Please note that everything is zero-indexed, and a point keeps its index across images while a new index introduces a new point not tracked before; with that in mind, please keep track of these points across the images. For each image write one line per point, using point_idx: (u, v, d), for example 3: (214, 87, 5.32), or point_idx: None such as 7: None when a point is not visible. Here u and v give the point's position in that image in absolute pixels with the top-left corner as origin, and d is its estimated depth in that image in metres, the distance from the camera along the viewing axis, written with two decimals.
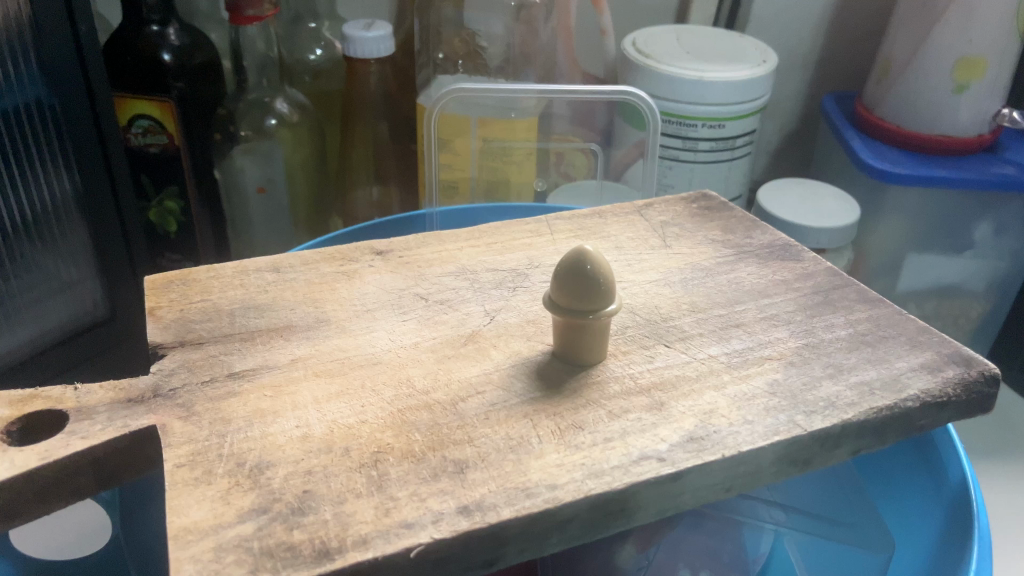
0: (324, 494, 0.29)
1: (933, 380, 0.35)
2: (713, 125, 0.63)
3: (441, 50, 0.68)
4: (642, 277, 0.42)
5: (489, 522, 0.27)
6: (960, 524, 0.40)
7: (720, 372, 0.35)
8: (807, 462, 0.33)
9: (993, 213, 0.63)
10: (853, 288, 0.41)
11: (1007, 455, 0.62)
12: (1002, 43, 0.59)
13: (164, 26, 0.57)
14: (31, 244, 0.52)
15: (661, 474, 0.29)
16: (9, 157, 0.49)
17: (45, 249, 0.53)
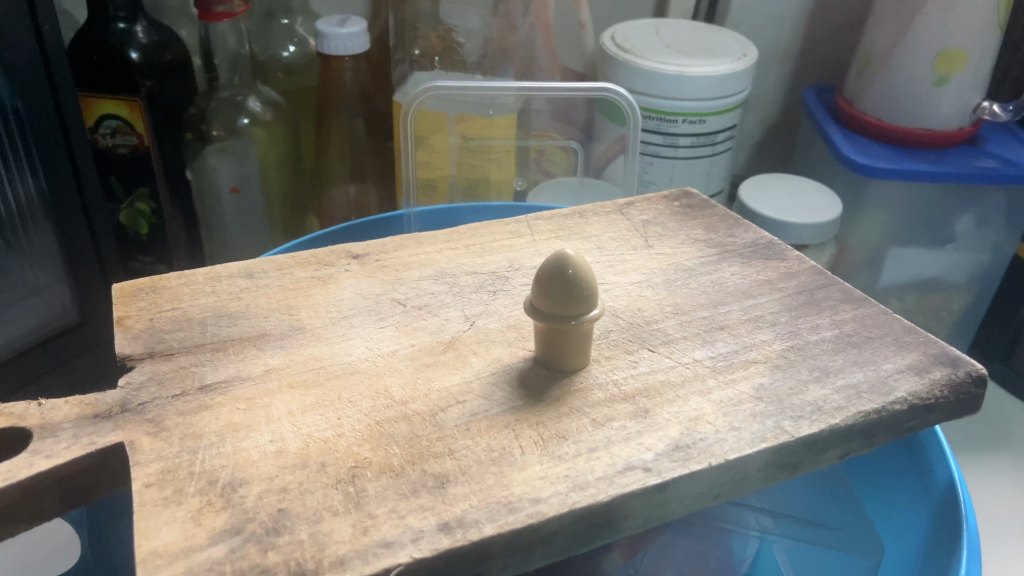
0: (300, 513, 0.28)
1: (920, 382, 0.34)
2: (694, 120, 0.63)
3: (417, 45, 0.66)
4: (625, 278, 0.42)
5: (471, 539, 0.27)
6: (948, 525, 0.39)
7: (705, 376, 0.34)
8: (795, 468, 0.32)
9: (975, 206, 0.62)
10: (838, 287, 0.41)
11: (991, 449, 0.62)
12: (982, 35, 0.59)
13: (131, 22, 0.55)
14: None
15: (647, 485, 0.29)
16: None
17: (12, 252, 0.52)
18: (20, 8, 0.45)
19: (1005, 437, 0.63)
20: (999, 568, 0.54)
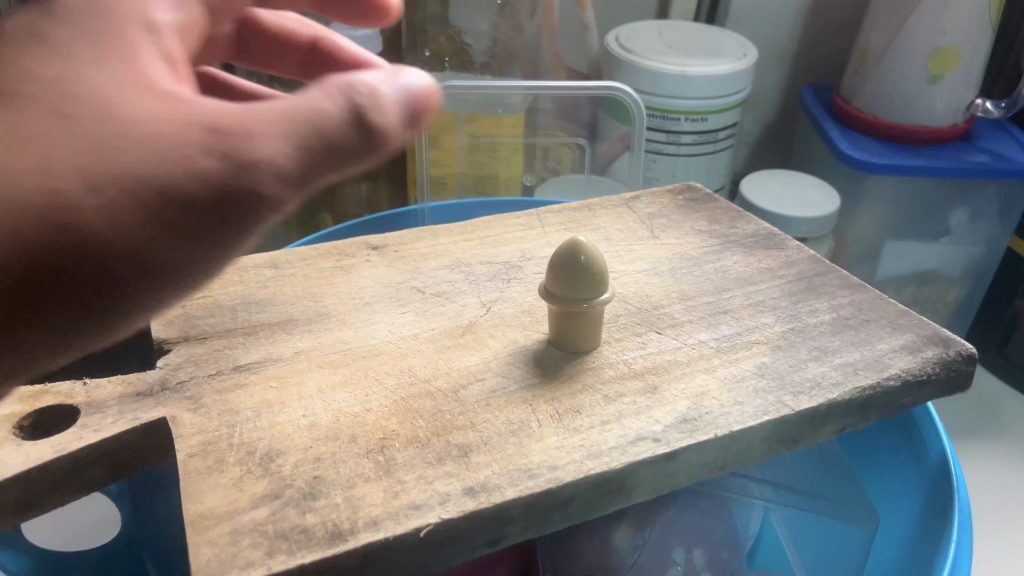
0: (334, 479, 0.30)
1: (913, 360, 0.36)
2: (696, 119, 0.65)
3: (427, 47, 0.68)
4: (632, 267, 0.44)
5: (494, 502, 0.29)
6: (941, 497, 0.41)
7: (710, 356, 0.36)
8: (796, 441, 0.34)
9: (968, 200, 0.64)
10: (835, 275, 0.43)
11: (986, 436, 0.64)
12: (975, 34, 0.61)
13: None
14: None
15: (657, 453, 0.31)
16: None
17: None
18: None
19: (998, 423, 0.65)
20: (994, 548, 0.55)
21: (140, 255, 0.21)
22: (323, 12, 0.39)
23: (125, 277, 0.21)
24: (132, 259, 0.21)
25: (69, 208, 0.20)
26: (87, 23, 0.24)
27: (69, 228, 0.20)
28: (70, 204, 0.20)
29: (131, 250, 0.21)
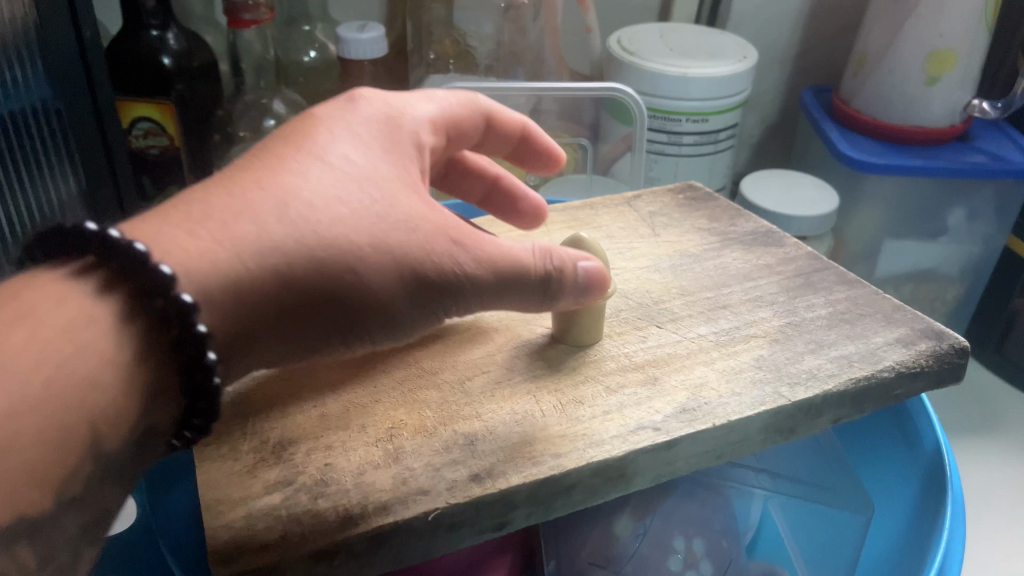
0: (345, 467, 0.31)
1: (907, 352, 0.37)
2: (697, 119, 0.66)
3: (432, 49, 0.69)
4: (633, 264, 0.45)
5: (500, 488, 0.30)
6: (935, 488, 0.42)
7: (709, 349, 0.37)
8: (792, 431, 0.35)
9: (965, 200, 0.65)
10: (832, 271, 0.44)
11: (986, 430, 0.64)
12: (971, 36, 0.61)
13: (163, 30, 0.58)
14: None
15: (656, 442, 0.32)
16: (16, 163, 0.48)
17: None
18: (64, 13, 0.47)
19: (996, 417, 0.65)
20: (993, 539, 0.56)
21: (392, 314, 0.31)
22: (521, 163, 0.46)
23: (378, 322, 0.31)
24: (381, 306, 0.30)
25: (371, 273, 0.30)
26: (372, 125, 0.34)
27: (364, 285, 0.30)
28: (371, 263, 0.29)
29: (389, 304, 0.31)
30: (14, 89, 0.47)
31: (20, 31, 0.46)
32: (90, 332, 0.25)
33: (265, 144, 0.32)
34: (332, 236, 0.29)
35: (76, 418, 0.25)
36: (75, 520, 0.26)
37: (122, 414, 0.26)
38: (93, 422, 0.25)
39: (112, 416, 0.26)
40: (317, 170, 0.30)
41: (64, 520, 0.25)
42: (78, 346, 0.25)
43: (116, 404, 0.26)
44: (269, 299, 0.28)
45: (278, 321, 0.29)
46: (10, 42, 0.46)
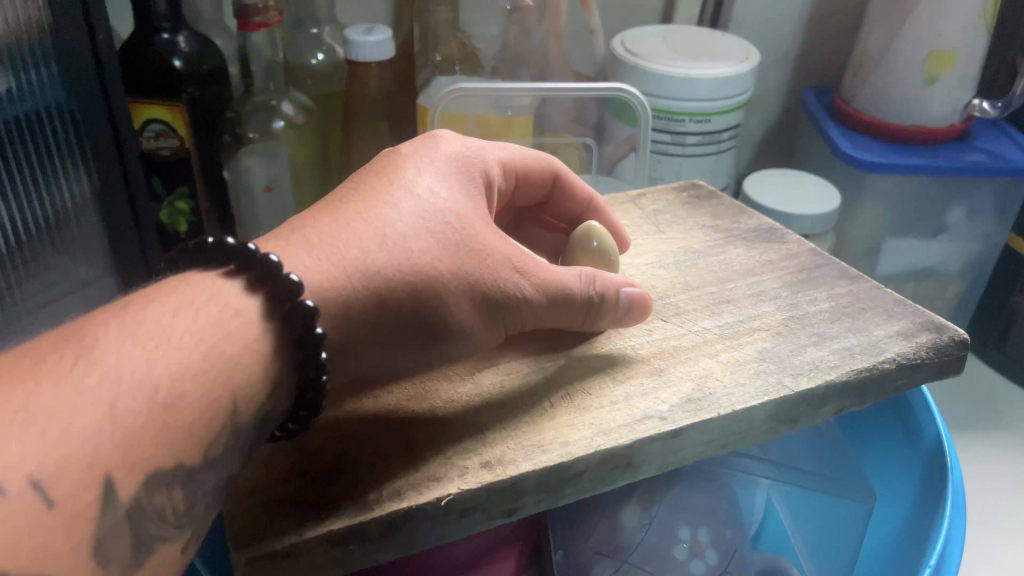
0: (359, 455, 0.31)
1: (908, 345, 0.38)
2: (700, 120, 0.67)
3: (439, 52, 0.70)
4: (638, 259, 0.46)
5: (510, 475, 0.30)
6: (936, 477, 0.43)
7: (714, 342, 0.38)
8: (796, 421, 0.36)
9: (965, 198, 0.66)
10: (834, 267, 0.44)
11: (989, 424, 0.65)
12: (970, 37, 0.62)
13: (174, 33, 0.58)
14: (49, 246, 0.52)
15: (663, 430, 0.33)
16: (24, 162, 0.49)
17: (60, 249, 0.52)
18: (76, 14, 0.46)
19: (997, 414, 0.66)
20: (998, 530, 0.56)
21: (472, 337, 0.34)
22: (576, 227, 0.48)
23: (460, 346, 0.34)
24: (463, 322, 0.33)
25: (457, 295, 0.32)
26: (450, 163, 0.37)
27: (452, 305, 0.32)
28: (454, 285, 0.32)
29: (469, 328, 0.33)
30: (26, 91, 0.47)
31: (36, 32, 0.47)
32: (234, 325, 0.28)
33: (355, 182, 0.35)
34: (425, 260, 0.32)
35: (224, 390, 0.27)
36: (215, 482, 0.27)
37: (257, 396, 0.28)
38: (236, 397, 0.27)
39: (250, 396, 0.28)
40: (411, 206, 0.33)
41: (210, 474, 0.27)
42: (222, 335, 0.27)
43: (252, 387, 0.28)
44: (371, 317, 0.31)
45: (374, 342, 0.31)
46: (19, 44, 0.46)
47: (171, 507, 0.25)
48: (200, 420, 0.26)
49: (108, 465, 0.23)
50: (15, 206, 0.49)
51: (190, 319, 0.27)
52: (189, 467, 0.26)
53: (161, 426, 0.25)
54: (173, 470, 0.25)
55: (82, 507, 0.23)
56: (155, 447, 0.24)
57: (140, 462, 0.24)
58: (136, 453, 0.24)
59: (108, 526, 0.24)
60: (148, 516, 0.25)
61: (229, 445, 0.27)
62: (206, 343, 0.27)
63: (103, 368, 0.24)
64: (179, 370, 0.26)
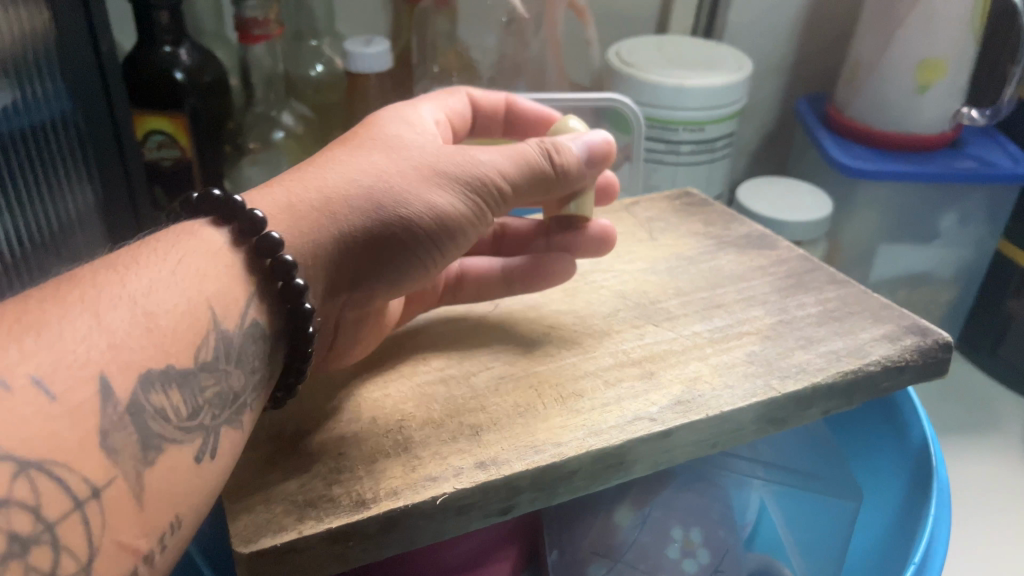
0: (356, 455, 0.32)
1: (893, 347, 0.39)
2: (693, 129, 0.68)
3: (437, 62, 0.69)
4: (632, 266, 0.47)
5: (503, 474, 0.31)
6: (922, 478, 0.44)
7: (703, 346, 0.39)
8: (784, 421, 0.37)
9: (959, 204, 0.67)
10: (823, 272, 0.46)
11: (984, 427, 0.66)
12: (960, 45, 0.63)
13: (177, 45, 0.59)
14: (57, 256, 0.51)
15: (653, 431, 0.33)
16: (32, 173, 0.48)
17: (67, 259, 0.52)
18: (81, 23, 0.48)
19: (990, 419, 0.66)
20: (992, 530, 0.57)
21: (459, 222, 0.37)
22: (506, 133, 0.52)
23: (448, 235, 0.37)
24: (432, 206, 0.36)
25: (427, 189, 0.36)
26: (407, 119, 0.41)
27: (426, 201, 0.35)
28: (412, 182, 0.35)
29: (452, 218, 0.36)
30: (35, 100, 0.48)
31: (37, 39, 0.47)
32: (209, 252, 0.31)
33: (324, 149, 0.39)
34: (389, 173, 0.35)
35: (197, 309, 0.29)
36: (209, 388, 0.30)
37: (236, 305, 0.31)
38: (211, 301, 0.30)
39: (227, 304, 0.31)
40: (371, 141, 0.37)
41: (202, 380, 0.29)
42: (196, 259, 0.31)
43: (227, 295, 0.31)
44: (355, 233, 0.34)
45: (364, 258, 0.35)
46: (26, 53, 0.46)
47: (171, 406, 0.28)
48: (183, 323, 0.29)
49: (102, 364, 0.26)
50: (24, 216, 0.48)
51: (164, 248, 0.30)
52: (181, 369, 0.28)
53: (144, 326, 0.27)
54: (165, 369, 0.28)
55: (84, 403, 0.25)
56: (144, 346, 0.27)
57: (133, 364, 0.27)
58: (128, 351, 0.26)
59: (111, 421, 0.26)
60: (148, 414, 0.27)
61: (217, 351, 0.30)
62: (180, 265, 0.30)
63: (91, 285, 0.27)
64: (156, 282, 0.29)
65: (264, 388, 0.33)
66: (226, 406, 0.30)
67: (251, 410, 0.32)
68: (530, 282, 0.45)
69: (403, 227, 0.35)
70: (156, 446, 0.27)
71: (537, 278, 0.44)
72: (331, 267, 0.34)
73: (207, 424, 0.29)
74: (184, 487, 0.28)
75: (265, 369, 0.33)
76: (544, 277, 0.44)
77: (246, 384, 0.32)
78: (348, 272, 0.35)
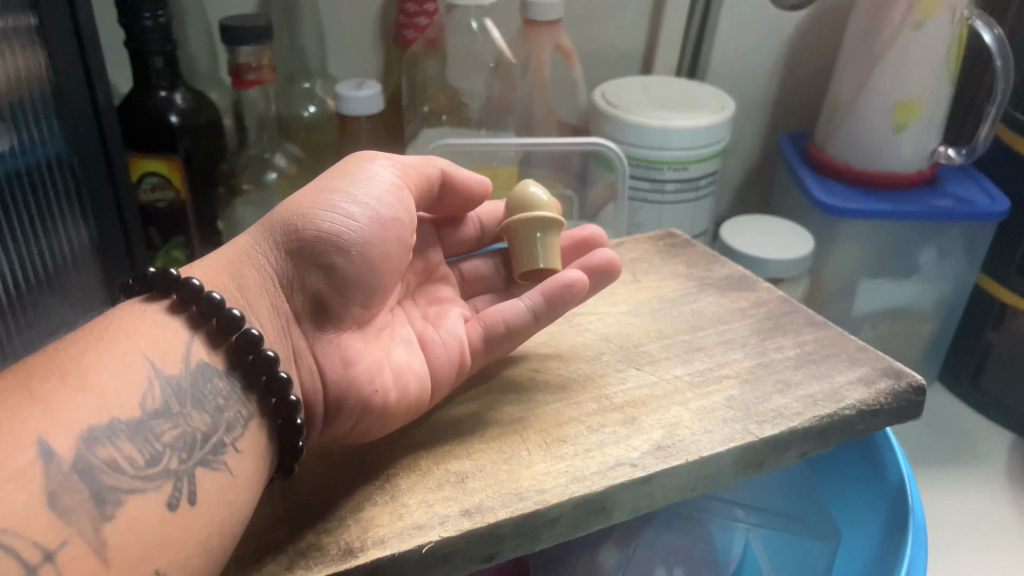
0: (347, 505, 0.35)
1: (868, 391, 0.40)
2: (678, 168, 0.69)
3: (427, 104, 0.72)
4: (615, 308, 0.49)
5: (488, 522, 0.34)
6: (900, 516, 0.45)
7: (684, 390, 0.41)
8: (761, 464, 0.39)
9: (935, 241, 0.68)
10: (801, 314, 0.48)
11: (967, 458, 0.67)
12: (934, 87, 0.65)
13: (171, 90, 0.60)
14: (52, 296, 0.51)
15: (634, 477, 0.36)
16: (28, 212, 0.48)
17: (60, 298, 0.52)
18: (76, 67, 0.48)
19: (971, 450, 0.67)
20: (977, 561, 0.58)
21: (367, 201, 0.39)
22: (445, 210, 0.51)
23: (361, 213, 0.39)
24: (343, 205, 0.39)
25: (321, 187, 0.39)
26: None
27: (320, 194, 0.39)
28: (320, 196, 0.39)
29: (359, 202, 0.39)
30: (32, 143, 0.48)
31: (32, 83, 0.47)
32: (147, 317, 0.34)
33: None
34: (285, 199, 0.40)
35: (132, 365, 0.32)
36: (168, 433, 0.31)
37: (176, 355, 0.33)
38: (144, 352, 0.32)
39: (166, 354, 0.33)
40: None
41: (156, 427, 0.31)
42: (133, 326, 0.33)
43: (164, 347, 0.33)
44: (263, 246, 0.38)
45: (291, 267, 0.38)
46: (23, 97, 0.46)
47: (123, 457, 0.29)
48: (123, 381, 0.31)
49: (40, 429, 0.28)
50: (18, 257, 0.48)
51: (94, 327, 0.33)
52: (128, 421, 0.30)
53: (78, 388, 0.30)
54: (109, 424, 0.30)
55: (28, 466, 0.27)
56: (84, 406, 0.29)
57: (75, 422, 0.29)
58: (67, 412, 0.29)
59: (58, 482, 0.27)
60: (100, 467, 0.28)
61: (165, 398, 0.32)
62: (116, 335, 0.32)
63: (29, 365, 0.30)
64: (84, 353, 0.31)
65: (243, 426, 0.34)
66: (193, 449, 0.32)
67: (230, 450, 0.33)
68: (560, 307, 0.43)
69: (303, 218, 0.38)
70: (113, 500, 0.28)
71: (565, 301, 0.43)
72: (260, 284, 0.37)
73: (173, 468, 0.31)
74: (154, 537, 0.29)
75: (237, 407, 0.35)
76: (572, 296, 0.42)
77: (215, 423, 0.33)
78: (290, 290, 0.38)
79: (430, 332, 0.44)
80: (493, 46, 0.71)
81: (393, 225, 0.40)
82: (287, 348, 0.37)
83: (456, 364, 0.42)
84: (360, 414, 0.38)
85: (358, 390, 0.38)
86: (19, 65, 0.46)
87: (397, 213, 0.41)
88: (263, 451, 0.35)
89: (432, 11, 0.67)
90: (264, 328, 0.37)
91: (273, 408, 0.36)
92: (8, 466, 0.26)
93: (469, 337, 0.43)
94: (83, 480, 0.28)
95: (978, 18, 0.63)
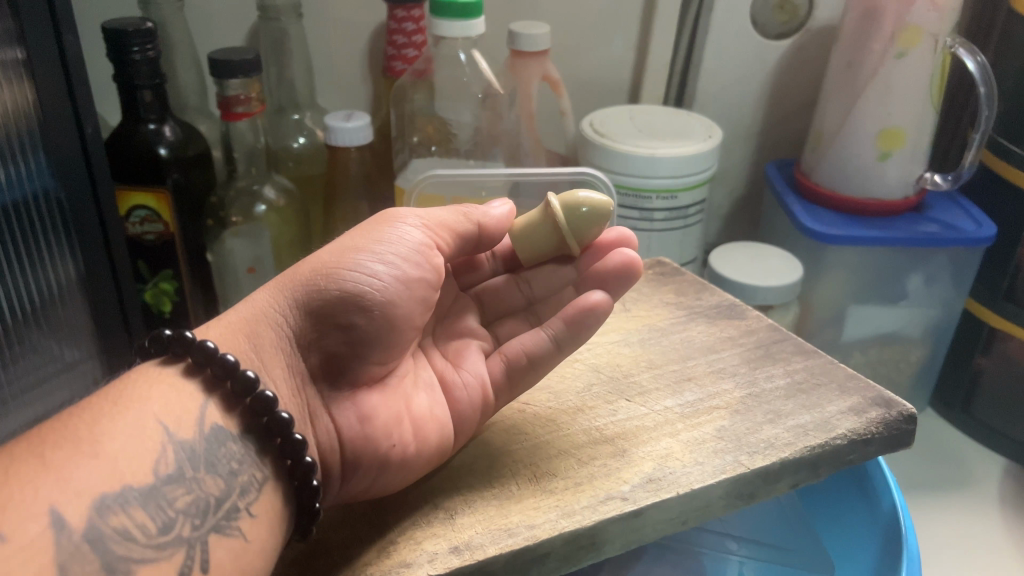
0: (334, 543, 0.36)
1: (858, 421, 0.40)
2: (667, 196, 0.69)
3: (416, 134, 0.71)
4: (604, 338, 0.49)
5: (475, 559, 0.33)
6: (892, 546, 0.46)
7: (674, 421, 0.41)
8: (753, 495, 0.38)
9: (922, 267, 0.69)
10: (790, 342, 0.48)
11: (961, 483, 0.67)
12: (919, 116, 0.66)
13: (160, 123, 0.60)
14: (35, 329, 0.50)
15: (624, 511, 0.35)
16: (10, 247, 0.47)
17: (45, 332, 0.51)
18: (66, 112, 0.48)
19: (964, 477, 0.67)
20: None
21: (395, 263, 0.38)
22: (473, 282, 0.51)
23: (387, 274, 0.38)
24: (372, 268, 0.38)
25: (348, 244, 0.38)
26: None
27: (346, 252, 0.38)
28: (350, 261, 0.37)
29: (388, 264, 0.38)
30: (17, 177, 0.47)
31: (20, 118, 0.46)
32: (160, 380, 0.35)
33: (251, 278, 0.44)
34: (310, 254, 0.39)
35: (144, 428, 0.32)
36: (180, 499, 0.32)
37: (190, 419, 0.34)
38: (159, 416, 0.33)
39: (181, 420, 0.34)
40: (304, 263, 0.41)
41: (169, 493, 0.32)
42: (147, 388, 0.34)
43: (178, 412, 0.34)
44: (279, 304, 0.37)
45: (308, 327, 0.37)
46: (8, 141, 0.46)
47: (135, 525, 0.30)
48: (137, 446, 0.32)
49: (53, 498, 0.29)
50: None
51: (116, 393, 0.34)
52: (140, 488, 0.31)
53: (90, 455, 0.30)
54: (121, 492, 0.30)
55: (38, 537, 0.28)
56: (95, 474, 0.30)
57: (88, 490, 0.30)
58: (78, 480, 0.29)
59: (68, 553, 0.28)
60: (112, 537, 0.29)
61: (178, 463, 0.33)
62: (130, 399, 0.33)
63: (43, 434, 0.31)
64: (95, 420, 0.32)
65: (257, 490, 0.35)
66: (207, 514, 0.32)
67: (245, 515, 0.34)
68: (583, 332, 0.41)
69: (326, 277, 0.37)
70: (122, 570, 0.29)
71: (586, 322, 0.41)
72: (276, 346, 0.37)
73: (185, 535, 0.31)
74: None
75: (252, 470, 0.35)
76: (596, 318, 0.41)
77: (229, 488, 0.34)
78: (305, 350, 0.38)
79: (452, 372, 0.43)
80: (480, 77, 0.69)
81: (419, 286, 0.39)
82: (302, 409, 0.38)
83: (478, 407, 0.41)
84: (377, 469, 0.38)
85: (375, 446, 0.38)
86: (6, 101, 0.45)
87: (423, 274, 0.39)
88: (277, 512, 0.35)
89: (419, 43, 0.68)
90: (278, 388, 0.37)
91: (288, 469, 0.36)
92: (19, 537, 0.27)
93: (490, 372, 0.42)
94: (94, 551, 0.29)
95: (961, 46, 0.63)
